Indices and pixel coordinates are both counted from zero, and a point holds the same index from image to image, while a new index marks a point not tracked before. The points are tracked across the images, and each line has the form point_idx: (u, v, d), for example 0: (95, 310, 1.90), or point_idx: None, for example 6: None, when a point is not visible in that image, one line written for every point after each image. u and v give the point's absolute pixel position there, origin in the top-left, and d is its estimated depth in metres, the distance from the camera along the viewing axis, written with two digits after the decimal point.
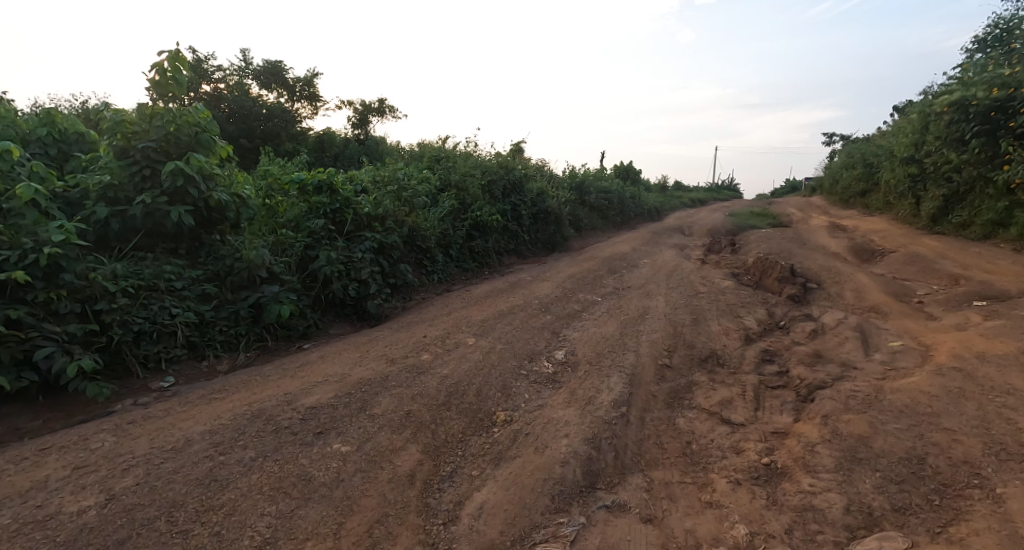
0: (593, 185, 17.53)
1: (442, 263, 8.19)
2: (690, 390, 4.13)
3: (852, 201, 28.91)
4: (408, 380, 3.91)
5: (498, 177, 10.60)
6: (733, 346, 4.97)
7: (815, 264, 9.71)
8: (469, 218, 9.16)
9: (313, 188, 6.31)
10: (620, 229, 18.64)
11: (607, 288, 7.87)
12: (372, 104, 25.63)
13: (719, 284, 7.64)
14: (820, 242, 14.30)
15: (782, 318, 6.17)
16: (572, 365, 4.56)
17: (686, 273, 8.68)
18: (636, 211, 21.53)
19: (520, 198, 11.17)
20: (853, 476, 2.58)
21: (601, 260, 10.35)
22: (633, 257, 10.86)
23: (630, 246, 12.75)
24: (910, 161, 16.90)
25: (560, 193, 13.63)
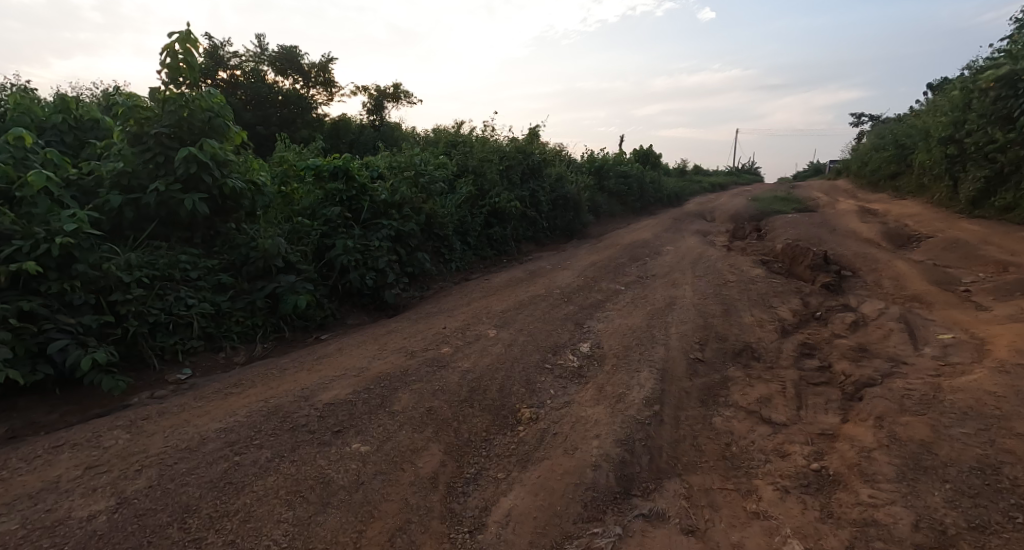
0: (612, 169, 17.15)
1: (460, 251, 8.01)
2: (725, 386, 3.90)
3: (881, 184, 27.96)
4: (428, 374, 3.76)
5: (516, 162, 10.36)
6: (769, 338, 4.71)
7: (848, 250, 9.31)
8: (487, 204, 8.96)
9: (329, 174, 6.16)
10: (639, 215, 18.26)
11: (631, 276, 7.62)
12: (387, 90, 25.44)
13: (748, 272, 7.33)
14: (850, 227, 13.78)
15: (818, 308, 5.87)
16: (599, 359, 4.35)
17: (712, 260, 8.37)
18: (656, 197, 21.08)
19: (538, 183, 10.91)
20: (918, 487, 2.35)
21: (623, 247, 10.08)
22: (656, 244, 10.56)
23: (651, 233, 12.42)
24: (947, 141, 16.19)
25: (579, 179, 13.32)
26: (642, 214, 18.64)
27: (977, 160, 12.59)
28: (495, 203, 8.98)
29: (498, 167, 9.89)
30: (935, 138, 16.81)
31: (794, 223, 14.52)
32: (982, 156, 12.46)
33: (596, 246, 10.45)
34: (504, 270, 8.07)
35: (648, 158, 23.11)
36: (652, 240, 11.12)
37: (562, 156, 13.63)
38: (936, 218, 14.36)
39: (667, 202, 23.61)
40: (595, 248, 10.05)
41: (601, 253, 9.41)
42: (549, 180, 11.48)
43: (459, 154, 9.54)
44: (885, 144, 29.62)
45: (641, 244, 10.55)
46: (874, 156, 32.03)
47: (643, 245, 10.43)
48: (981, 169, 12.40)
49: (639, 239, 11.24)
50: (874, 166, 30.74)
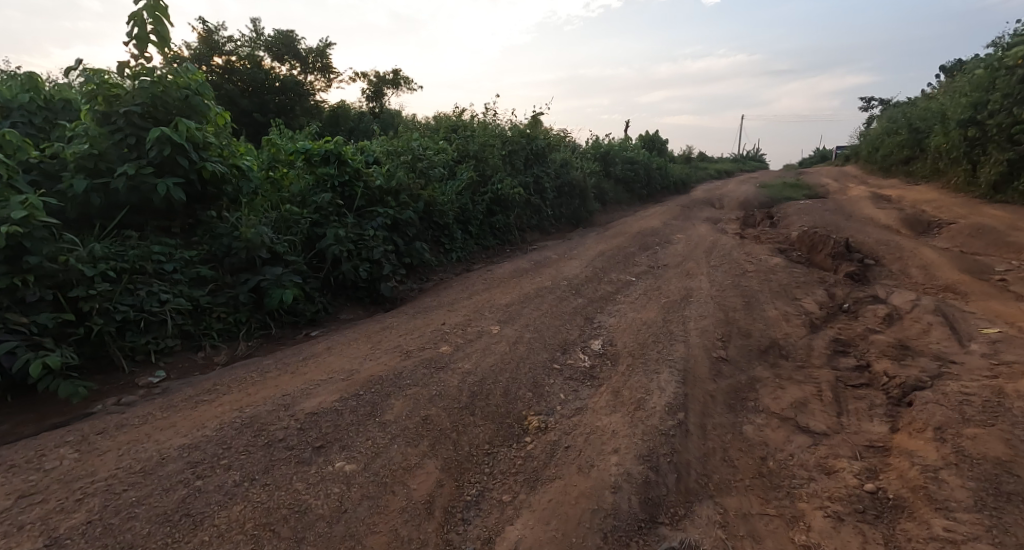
0: (618, 155, 16.65)
1: (461, 241, 7.62)
2: (753, 388, 3.52)
3: (894, 170, 27.40)
4: (424, 377, 3.39)
5: (519, 147, 9.92)
6: (796, 334, 4.32)
7: (869, 237, 8.88)
8: (489, 191, 8.55)
9: (320, 159, 5.77)
10: (646, 202, 17.79)
11: (641, 266, 7.22)
12: (388, 75, 24.90)
13: (766, 261, 6.92)
14: (866, 214, 13.31)
15: (845, 300, 5.47)
16: (612, 358, 3.97)
17: (727, 249, 7.95)
18: (662, 184, 20.57)
19: (542, 169, 10.47)
20: (1004, 520, 2.02)
21: (632, 236, 9.67)
22: (666, 233, 10.13)
23: (660, 220, 11.99)
24: (967, 123, 15.64)
25: (584, 165, 12.86)
26: (648, 202, 18.17)
27: (1000, 142, 12.11)
28: (497, 190, 8.57)
29: (500, 152, 9.46)
30: (955, 120, 16.26)
31: (807, 209, 14.04)
32: (1007, 138, 11.97)
33: (603, 235, 10.03)
34: (508, 260, 7.69)
35: (654, 143, 22.55)
36: (661, 228, 10.69)
37: (566, 141, 13.17)
38: (954, 204, 13.89)
39: (674, 189, 23.09)
40: (602, 237, 9.63)
41: (609, 242, 9.01)
42: (554, 166, 11.03)
43: (459, 138, 9.10)
44: (897, 128, 28.93)
45: (650, 232, 10.13)
46: (885, 141, 31.35)
47: (653, 233, 10.01)
48: (1004, 153, 11.95)
49: (648, 227, 10.82)
50: (885, 151, 30.08)
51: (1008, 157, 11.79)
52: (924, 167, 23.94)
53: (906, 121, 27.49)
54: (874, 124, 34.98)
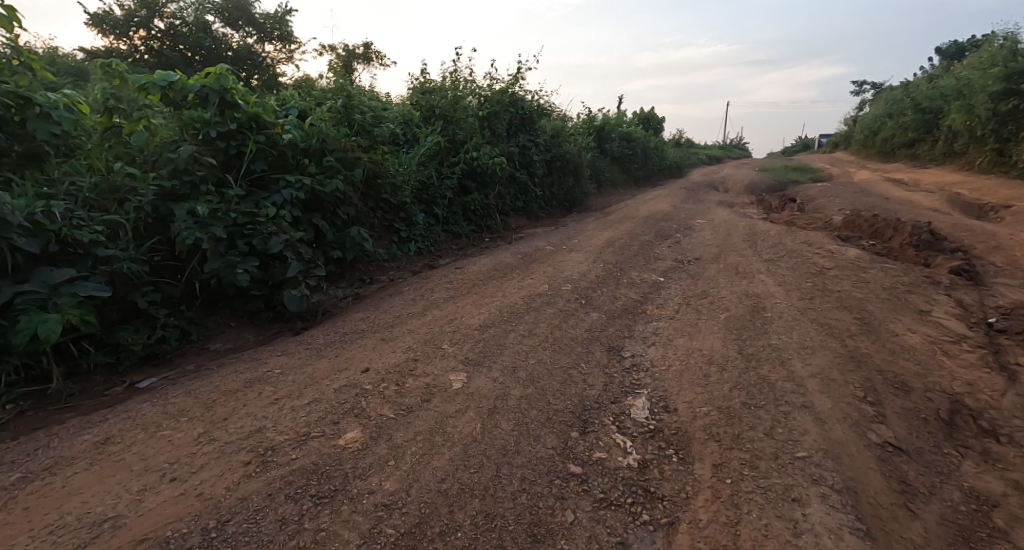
0: (614, 131, 14.74)
1: (422, 227, 5.70)
2: (993, 526, 1.67)
3: (898, 151, 27.17)
4: (282, 532, 1.47)
5: (501, 110, 7.93)
6: (984, 382, 2.49)
7: (936, 221, 7.17)
8: (461, 162, 6.56)
9: (192, 97, 3.74)
10: (643, 186, 15.98)
11: (666, 262, 5.36)
12: (357, 48, 22.37)
13: (836, 252, 5.11)
14: (898, 196, 12.03)
15: (987, 311, 3.68)
16: (678, 446, 2.09)
17: (771, 238, 6.14)
18: (659, 166, 18.77)
19: (530, 139, 8.50)
20: None
21: (641, 221, 7.83)
22: (680, 218, 8.31)
23: (668, 203, 10.16)
24: (1003, 95, 16.21)
25: (577, 139, 10.93)
26: (645, 185, 16.33)
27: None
28: (473, 161, 6.61)
29: (477, 115, 7.47)
30: (983, 92, 16.95)
31: (829, 192, 12.52)
32: None
33: (605, 219, 8.16)
34: (487, 253, 5.79)
35: (650, 121, 20.60)
36: (672, 212, 8.89)
37: (557, 111, 11.17)
38: (996, 187, 13.05)
39: (669, 173, 21.29)
40: (604, 223, 7.76)
41: (616, 228, 7.16)
42: (542, 137, 9.05)
43: (424, 94, 7.06)
44: (899, 111, 27.85)
45: (661, 216, 8.32)
46: (885, 125, 30.35)
47: (666, 218, 8.19)
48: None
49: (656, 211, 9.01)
50: (885, 135, 29.13)
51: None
52: (931, 151, 22.87)
53: (911, 103, 26.44)
54: (871, 109, 34.09)
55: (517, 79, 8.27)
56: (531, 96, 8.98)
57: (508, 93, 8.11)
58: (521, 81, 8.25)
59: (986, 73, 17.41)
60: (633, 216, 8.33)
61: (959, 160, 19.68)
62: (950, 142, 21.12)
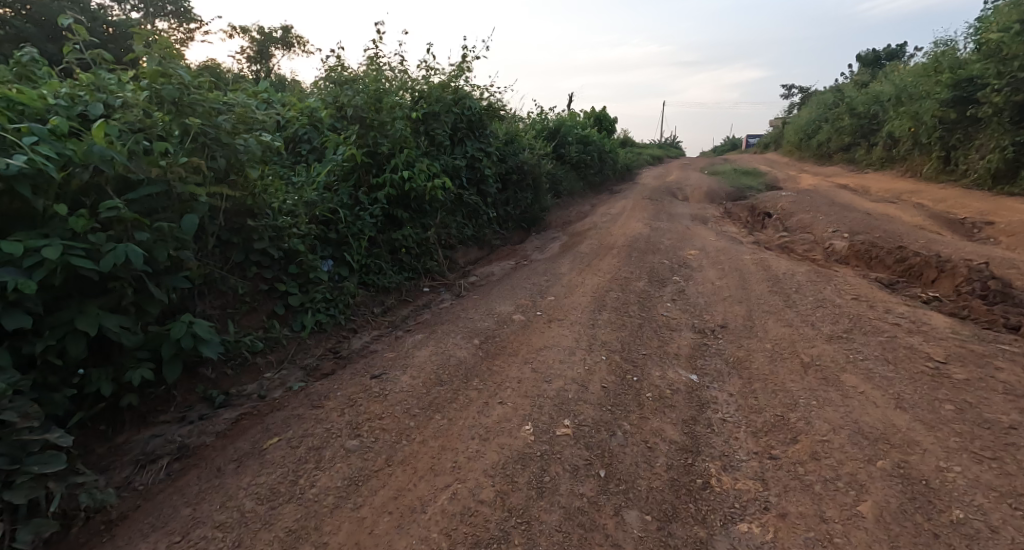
0: (569, 136, 13.23)
1: (324, 289, 3.77)
2: None
3: (835, 156, 27.67)
4: None
5: (443, 110, 6.06)
6: None
7: (963, 256, 6.05)
8: (386, 184, 4.64)
9: None
10: (600, 194, 14.58)
11: (685, 341, 3.73)
12: (274, 32, 19.39)
13: (915, 324, 3.69)
14: (871, 211, 11.24)
15: None
16: None
17: (801, 289, 4.71)
18: (613, 172, 17.52)
19: (478, 148, 6.66)
20: None
21: (621, 257, 6.23)
22: (664, 248, 6.78)
23: (640, 224, 8.73)
24: (952, 104, 16.32)
25: (533, 147, 9.26)
26: (602, 193, 14.93)
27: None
28: (404, 183, 4.72)
29: (410, 116, 5.54)
30: (931, 100, 17.23)
31: (801, 206, 11.57)
32: (1016, 118, 13.61)
33: (576, 253, 6.49)
34: (425, 324, 3.95)
35: (602, 122, 19.25)
36: (650, 240, 7.37)
37: (508, 111, 9.39)
38: (960, 201, 12.68)
39: (621, 177, 20.07)
40: (576, 260, 6.07)
41: (595, 270, 5.49)
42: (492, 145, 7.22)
43: (334, 88, 5.07)
44: (835, 117, 28.33)
45: (640, 247, 6.77)
46: (820, 130, 30.98)
47: (649, 250, 6.64)
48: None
49: (631, 237, 7.48)
50: (821, 139, 29.66)
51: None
52: (870, 157, 23.15)
53: (848, 110, 26.88)
54: (805, 113, 34.84)
55: (462, 71, 6.40)
56: (479, 93, 7.13)
57: (451, 89, 6.25)
58: (467, 73, 6.39)
59: (935, 82, 17.57)
60: (608, 248, 6.70)
61: (900, 167, 19.84)
62: (890, 148, 21.43)
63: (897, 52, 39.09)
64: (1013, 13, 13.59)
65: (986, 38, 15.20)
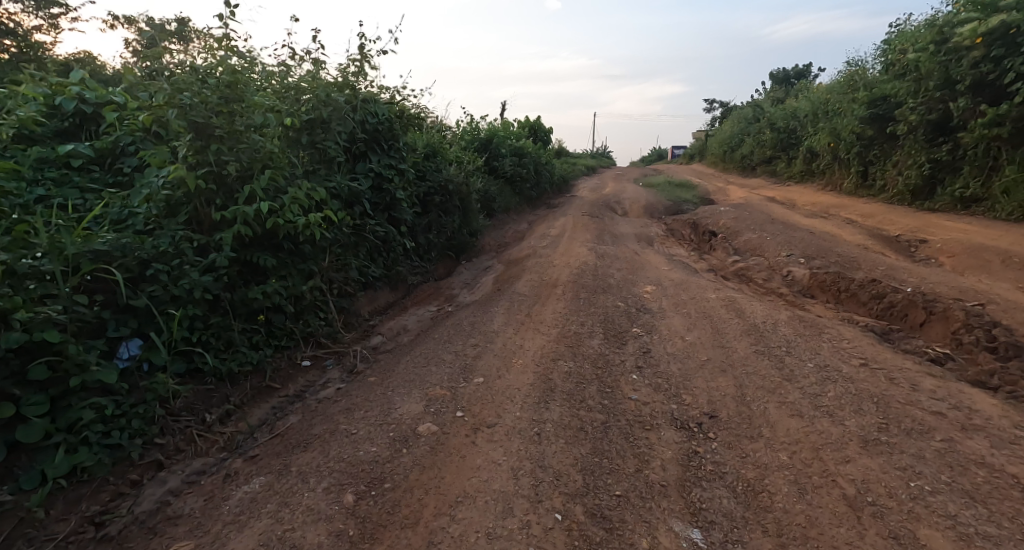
0: (501, 149, 12.18)
1: (111, 398, 2.32)
2: None
3: (757, 169, 28.51)
4: None
5: (336, 117, 4.72)
6: None
7: (939, 290, 5.40)
8: (237, 219, 3.23)
9: None
10: (536, 210, 13.62)
11: (669, 454, 2.61)
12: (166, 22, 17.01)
13: (961, 412, 2.76)
14: (812, 229, 10.81)
15: None
16: None
17: (788, 349, 3.79)
18: (549, 185, 16.67)
19: (386, 165, 5.34)
20: None
21: (566, 303, 5.09)
22: (614, 289, 5.72)
23: (583, 251, 7.73)
24: (869, 120, 16.33)
25: (460, 163, 8.06)
26: (539, 208, 13.95)
27: (962, 133, 12.19)
28: (264, 219, 3.33)
29: (285, 124, 4.14)
30: (849, 116, 17.66)
31: (743, 225, 11.01)
32: (929, 136, 13.38)
33: (510, 298, 5.29)
34: (285, 440, 2.60)
35: (537, 132, 18.36)
36: (596, 275, 6.30)
37: (430, 120, 8.13)
38: (887, 217, 12.43)
39: (558, 190, 19.29)
40: (510, 309, 4.84)
41: (535, 327, 4.30)
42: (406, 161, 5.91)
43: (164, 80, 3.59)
44: (756, 131, 29.17)
45: (588, 288, 5.67)
46: (743, 143, 31.98)
47: (598, 291, 5.57)
48: (971, 142, 11.61)
49: (574, 272, 6.39)
50: (744, 152, 30.60)
51: (976, 153, 11.54)
52: (792, 170, 23.78)
53: (769, 125, 27.66)
54: (728, 126, 35.93)
55: (361, 68, 5.08)
56: (388, 96, 5.80)
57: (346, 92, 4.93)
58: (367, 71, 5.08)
59: (853, 99, 17.91)
60: (549, 290, 5.54)
61: (821, 180, 20.41)
62: (809, 162, 22.08)
63: (805, 72, 41.60)
64: (924, 33, 13.46)
65: (899, 57, 15.33)
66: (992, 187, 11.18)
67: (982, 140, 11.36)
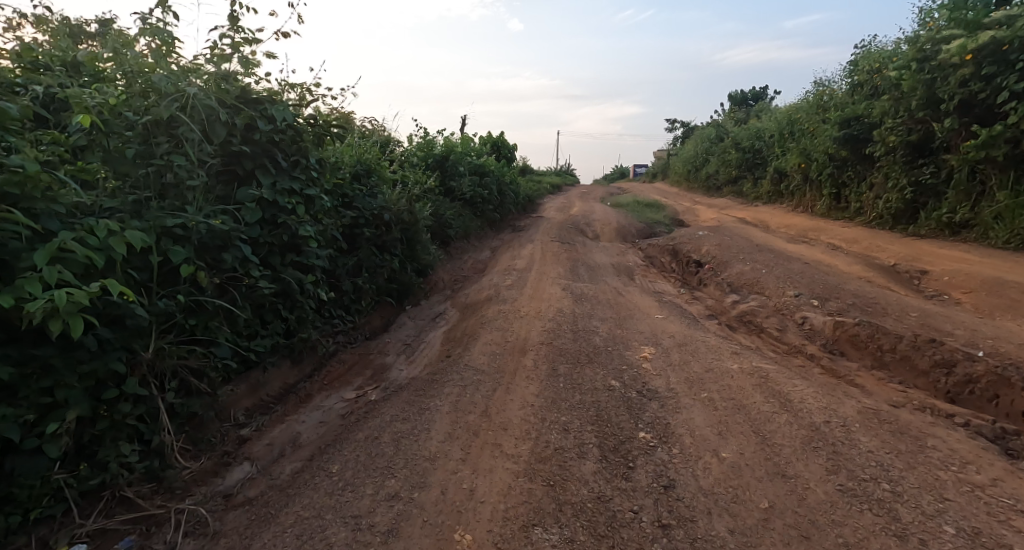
0: (455, 168, 10.74)
1: None
2: None
3: (723, 188, 28.03)
4: None
5: (189, 120, 3.21)
6: None
7: (1015, 352, 4.19)
8: None
9: None
10: (499, 234, 12.17)
11: None
12: None
13: None
14: (803, 258, 9.76)
15: None
16: None
17: (886, 481, 2.44)
18: (514, 205, 15.29)
19: (281, 191, 3.82)
20: None
21: (536, 386, 3.63)
22: (598, 356, 4.29)
23: (554, 294, 6.33)
24: (844, 141, 15.05)
25: (401, 185, 6.58)
26: (503, 232, 12.56)
27: (946, 154, 11.39)
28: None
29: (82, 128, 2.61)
30: (820, 136, 17.06)
31: (729, 253, 9.85)
32: (909, 158, 12.44)
33: (459, 377, 3.79)
34: None
35: (500, 149, 17.05)
36: (574, 333, 4.88)
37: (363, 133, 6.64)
38: (873, 242, 11.52)
39: (523, 211, 17.99)
40: (457, 401, 3.35)
41: (492, 443, 2.84)
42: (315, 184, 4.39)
43: None
44: (721, 150, 28.77)
45: (564, 357, 4.23)
46: (707, 162, 31.60)
47: (579, 362, 4.14)
48: (958, 164, 10.81)
49: (544, 329, 4.94)
50: (709, 171, 30.15)
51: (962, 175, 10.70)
52: (759, 191, 23.25)
53: (734, 145, 27.27)
54: (692, 145, 35.69)
55: (234, 55, 3.60)
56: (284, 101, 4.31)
57: (208, 86, 3.46)
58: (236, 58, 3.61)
59: (824, 119, 17.34)
60: (513, 361, 4.08)
61: (791, 201, 19.80)
62: (777, 182, 21.51)
63: (762, 94, 42.17)
64: (902, 49, 12.76)
65: (873, 76, 14.70)
66: (982, 211, 10.34)
67: (970, 162, 10.59)
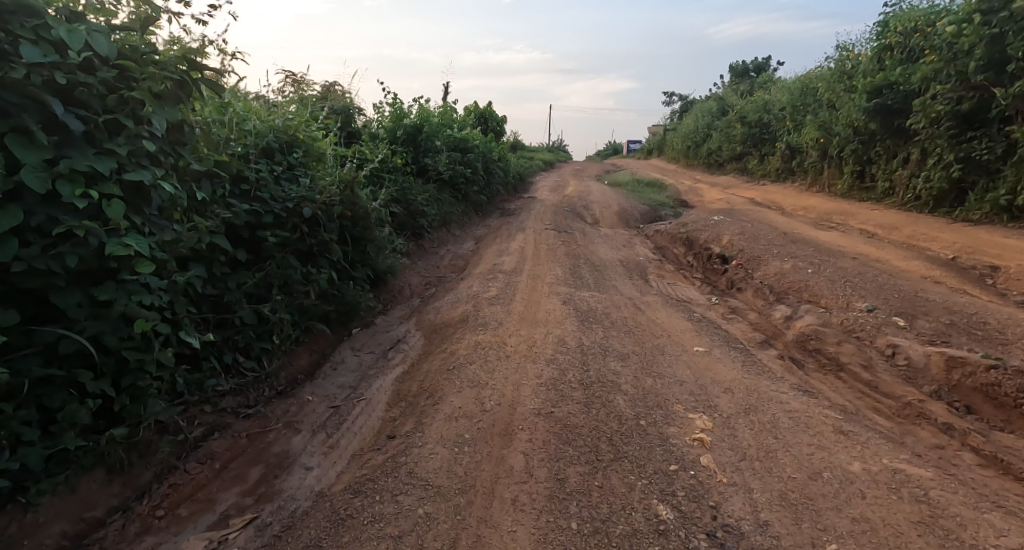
0: (429, 143, 8.97)
1: None
2: None
3: (726, 165, 26.29)
4: None
5: None
6: None
7: None
8: None
9: None
10: (483, 221, 10.47)
11: None
12: None
13: None
14: (845, 251, 8.16)
15: None
16: None
17: None
18: (502, 185, 13.53)
19: (68, 175, 2.12)
20: None
21: (527, 534, 2.04)
22: (625, 445, 2.68)
23: (550, 316, 4.71)
24: (873, 113, 13.33)
25: (343, 167, 4.90)
26: (489, 218, 10.84)
27: (1005, 125, 9.75)
28: None
29: None
30: (843, 107, 15.33)
31: (757, 245, 8.23)
32: (954, 130, 10.77)
33: (394, 509, 2.18)
34: None
35: (487, 122, 15.15)
36: (583, 393, 3.26)
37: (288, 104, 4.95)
38: (917, 229, 9.95)
39: (513, 191, 16.23)
40: None
41: None
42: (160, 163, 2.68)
43: None
44: (724, 124, 26.92)
45: (572, 449, 2.63)
46: (708, 137, 29.73)
47: (597, 460, 2.54)
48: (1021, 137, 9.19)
49: (539, 384, 3.32)
50: (711, 147, 28.33)
51: None
52: (767, 168, 21.55)
53: (739, 118, 25.42)
54: (691, 119, 33.72)
55: None
56: (102, 21, 2.57)
57: None
58: None
59: (847, 87, 15.56)
60: (490, 465, 2.47)
61: (804, 180, 18.17)
62: (788, 159, 19.81)
63: (764, 65, 40.11)
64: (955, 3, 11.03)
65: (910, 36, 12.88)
66: None
67: None
